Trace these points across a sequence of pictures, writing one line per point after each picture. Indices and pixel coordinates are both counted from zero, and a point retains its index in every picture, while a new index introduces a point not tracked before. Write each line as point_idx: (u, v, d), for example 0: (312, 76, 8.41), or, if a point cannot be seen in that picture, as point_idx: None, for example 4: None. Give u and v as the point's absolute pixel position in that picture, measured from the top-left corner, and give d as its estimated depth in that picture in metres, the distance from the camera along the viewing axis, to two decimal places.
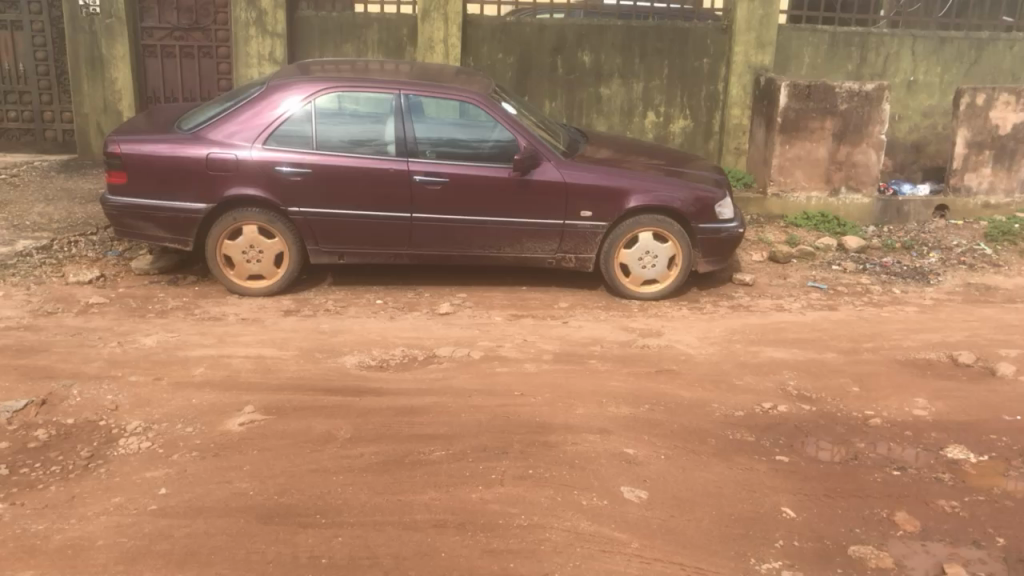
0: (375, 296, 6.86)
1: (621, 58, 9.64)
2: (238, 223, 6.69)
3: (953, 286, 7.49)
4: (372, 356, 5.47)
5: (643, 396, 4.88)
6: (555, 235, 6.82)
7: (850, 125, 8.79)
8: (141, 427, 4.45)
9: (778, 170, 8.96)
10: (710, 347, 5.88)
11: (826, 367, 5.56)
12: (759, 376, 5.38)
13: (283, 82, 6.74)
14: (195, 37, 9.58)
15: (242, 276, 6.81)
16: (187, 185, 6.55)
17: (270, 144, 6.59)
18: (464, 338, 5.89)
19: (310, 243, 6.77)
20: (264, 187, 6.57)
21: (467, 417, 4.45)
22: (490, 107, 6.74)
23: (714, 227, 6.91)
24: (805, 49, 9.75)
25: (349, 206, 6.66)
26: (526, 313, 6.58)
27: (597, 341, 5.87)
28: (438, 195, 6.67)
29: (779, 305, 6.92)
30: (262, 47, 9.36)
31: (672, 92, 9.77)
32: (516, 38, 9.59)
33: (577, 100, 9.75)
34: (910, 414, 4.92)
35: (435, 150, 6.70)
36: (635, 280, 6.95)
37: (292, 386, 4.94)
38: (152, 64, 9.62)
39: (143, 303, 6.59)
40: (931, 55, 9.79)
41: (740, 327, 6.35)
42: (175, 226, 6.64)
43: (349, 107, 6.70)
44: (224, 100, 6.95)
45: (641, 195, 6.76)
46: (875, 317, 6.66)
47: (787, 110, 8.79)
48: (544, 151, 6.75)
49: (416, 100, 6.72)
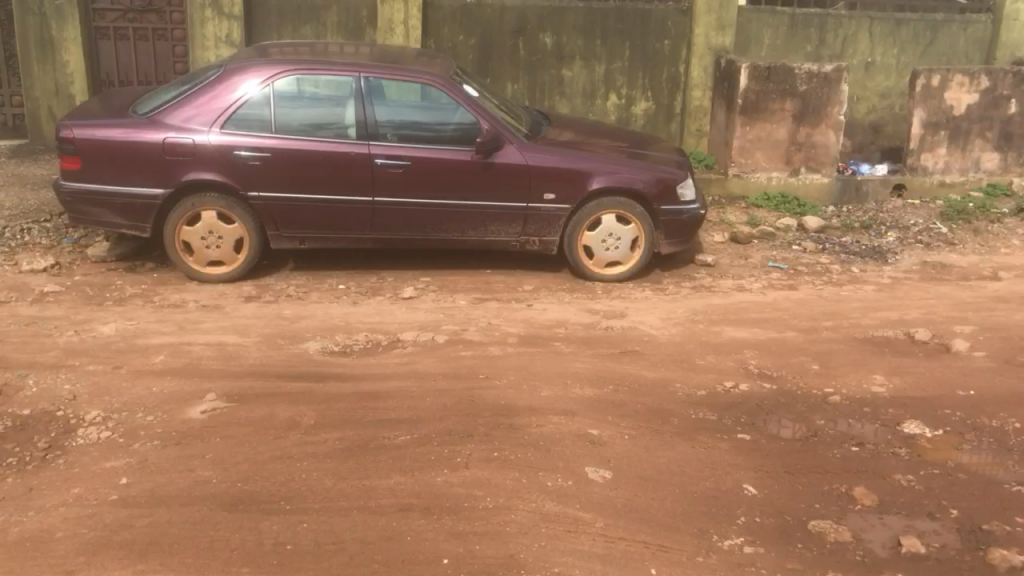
0: (338, 281, 6.81)
1: (583, 40, 9.63)
2: (196, 209, 6.59)
3: (910, 265, 7.62)
4: (335, 342, 5.44)
5: (608, 377, 4.91)
6: (519, 217, 6.82)
7: (809, 106, 8.89)
8: (100, 417, 4.39)
9: (739, 151, 9.02)
10: (673, 327, 5.93)
11: (786, 346, 5.64)
12: (721, 356, 5.44)
13: (240, 64, 6.64)
14: (149, 20, 9.39)
15: (202, 262, 6.71)
16: (143, 171, 6.44)
17: (228, 128, 6.50)
18: (428, 322, 5.88)
19: (271, 229, 6.70)
20: (222, 172, 6.48)
21: (432, 400, 4.45)
22: (452, 89, 6.70)
23: (676, 209, 6.94)
24: (765, 30, 9.81)
25: (311, 191, 6.60)
26: (490, 296, 6.58)
27: (561, 324, 5.89)
28: (400, 179, 6.63)
29: (741, 285, 6.99)
30: (218, 30, 9.21)
31: (634, 73, 9.78)
32: (477, 20, 9.53)
33: (539, 82, 9.72)
34: (868, 391, 5.01)
35: (397, 133, 6.65)
36: (598, 262, 6.99)
37: (254, 372, 4.89)
38: (105, 47, 9.41)
39: (101, 290, 6.48)
40: (888, 37, 9.91)
41: (703, 307, 6.41)
42: (132, 212, 6.53)
43: (308, 90, 6.61)
44: (180, 83, 6.83)
45: (603, 177, 6.78)
46: (834, 296, 6.76)
47: (747, 91, 8.86)
48: (507, 134, 6.74)
49: (376, 83, 6.65)
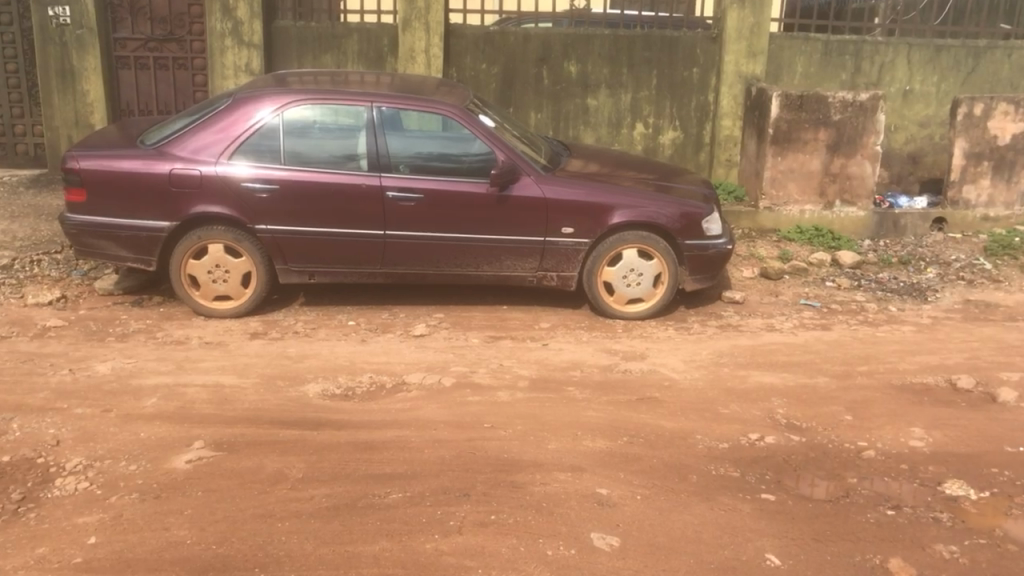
0: (347, 317, 6.56)
1: (609, 68, 9.38)
2: (203, 242, 6.40)
3: (952, 303, 7.20)
4: (338, 385, 5.19)
5: (623, 426, 4.59)
6: (536, 252, 6.53)
7: (844, 136, 8.53)
8: (81, 465, 4.15)
9: (770, 183, 8.69)
10: (696, 371, 5.58)
11: (817, 394, 5.27)
12: (746, 404, 5.09)
13: (252, 93, 6.46)
14: (170, 49, 9.32)
15: (209, 297, 6.51)
16: (150, 202, 6.28)
17: (236, 159, 6.31)
18: (437, 363, 5.59)
19: (279, 263, 6.48)
20: (230, 204, 6.29)
21: (430, 452, 4.16)
22: (468, 119, 6.46)
23: (701, 244, 6.61)
24: (798, 58, 9.49)
25: (320, 224, 6.38)
26: (504, 334, 6.29)
27: (577, 366, 5.57)
28: (413, 212, 6.39)
29: (770, 325, 6.63)
30: (238, 58, 9.10)
31: (661, 103, 9.49)
32: (500, 48, 9.32)
33: (563, 111, 9.47)
34: (906, 445, 4.62)
35: (410, 165, 6.41)
36: (619, 298, 6.65)
37: (247, 418, 4.63)
38: (126, 76, 9.36)
39: (104, 326, 6.30)
40: (928, 64, 9.52)
41: (729, 348, 6.05)
42: (138, 245, 6.36)
43: (321, 120, 6.41)
44: (191, 113, 6.67)
45: (625, 210, 6.48)
46: (870, 337, 6.36)
47: (779, 121, 8.54)
48: (524, 166, 6.47)
49: (391, 113, 6.44)
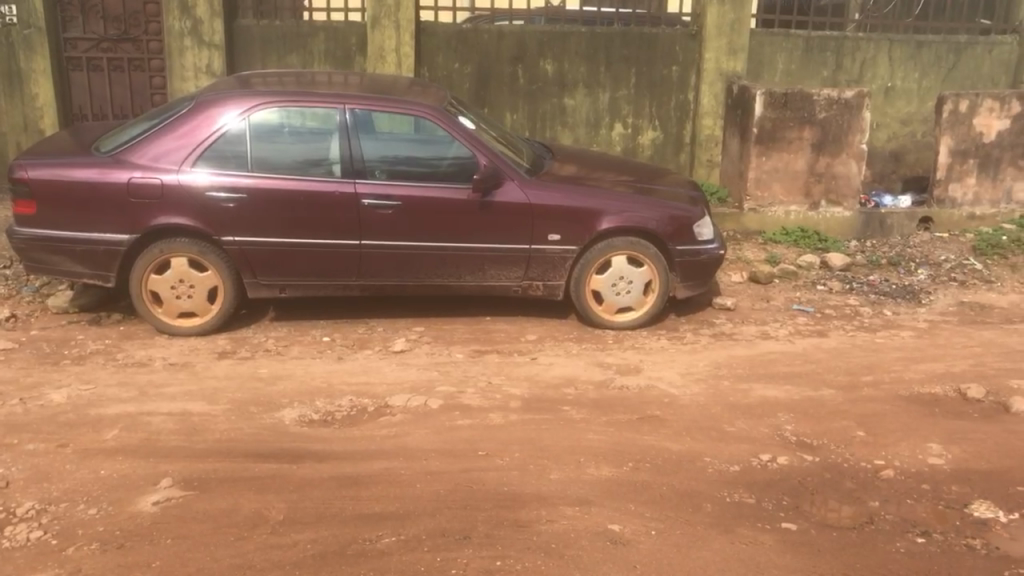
0: (322, 333, 6.18)
1: (586, 66, 9.08)
2: (165, 256, 5.97)
3: (947, 306, 7.00)
4: (316, 409, 4.83)
5: (627, 450, 4.28)
6: (521, 260, 6.20)
7: (829, 135, 8.32)
8: (34, 511, 3.74)
9: (754, 183, 8.44)
10: (695, 385, 5.29)
11: (825, 408, 5.01)
12: (752, 421, 4.82)
13: (216, 95, 6.05)
14: (125, 49, 8.82)
15: (172, 314, 6.08)
16: (107, 214, 5.84)
17: (200, 166, 5.89)
18: (421, 382, 5.24)
19: (248, 276, 6.08)
20: (194, 215, 5.87)
21: (423, 487, 3.83)
22: (447, 121, 6.12)
23: (693, 249, 6.33)
24: (779, 55, 9.26)
25: (291, 234, 5.99)
26: (489, 348, 5.96)
27: (570, 382, 5.25)
28: (391, 220, 6.03)
29: (765, 332, 6.37)
30: (198, 59, 8.65)
31: (640, 101, 9.21)
32: (473, 46, 8.98)
33: (540, 111, 9.15)
34: (925, 463, 4.37)
35: (386, 170, 6.04)
36: (609, 308, 6.35)
37: (219, 451, 4.25)
38: (78, 78, 8.84)
39: (59, 347, 5.85)
40: (909, 60, 9.35)
41: (727, 359, 5.78)
42: (95, 260, 5.92)
43: (290, 123, 6.02)
44: (149, 117, 6.23)
45: (613, 215, 6.18)
46: (869, 344, 6.13)
47: (763, 119, 8.29)
48: (507, 170, 6.14)
49: (364, 115, 6.06)
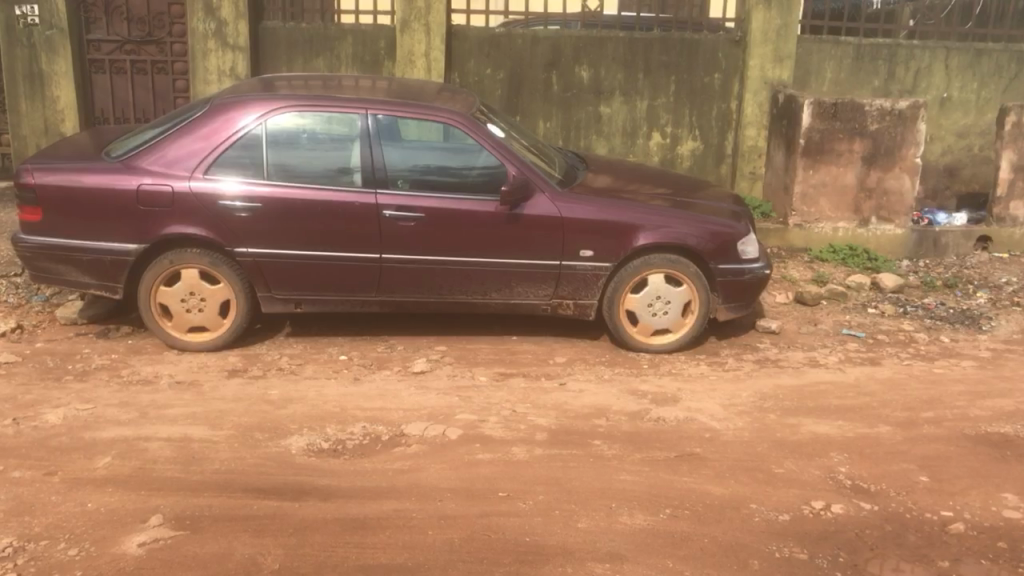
0: (338, 351, 5.83)
1: (623, 73, 8.68)
2: (175, 267, 5.66)
3: (1010, 333, 6.49)
4: (326, 438, 4.49)
5: (663, 494, 3.88)
6: (551, 277, 5.81)
7: (881, 147, 7.84)
8: (10, 548, 3.41)
9: (800, 198, 7.98)
10: (738, 419, 4.87)
11: (883, 447, 4.55)
12: (801, 461, 4.39)
13: (232, 98, 5.74)
14: (148, 52, 8.56)
15: (182, 328, 5.77)
16: (115, 222, 5.55)
17: (213, 173, 5.58)
18: (440, 408, 4.86)
19: (262, 290, 5.75)
20: (206, 224, 5.56)
21: (436, 536, 3.48)
22: (475, 128, 5.75)
23: (736, 268, 5.89)
24: (827, 63, 8.79)
25: (307, 246, 5.65)
26: (515, 371, 5.56)
27: (601, 412, 4.84)
28: (413, 233, 5.67)
29: (813, 359, 5.91)
30: (222, 62, 8.39)
31: (680, 110, 8.79)
32: (506, 52, 8.62)
33: (574, 119, 8.77)
34: (999, 517, 3.90)
35: (410, 179, 5.69)
36: (644, 329, 5.93)
37: (218, 484, 3.92)
38: (100, 81, 8.60)
39: (62, 362, 5.56)
40: (967, 70, 8.83)
41: (773, 389, 5.33)
42: (103, 270, 5.63)
43: (309, 129, 5.69)
44: (164, 120, 5.94)
45: (651, 231, 5.76)
46: (928, 374, 5.65)
47: (810, 130, 7.83)
48: (538, 181, 5.75)
49: (387, 121, 5.72)
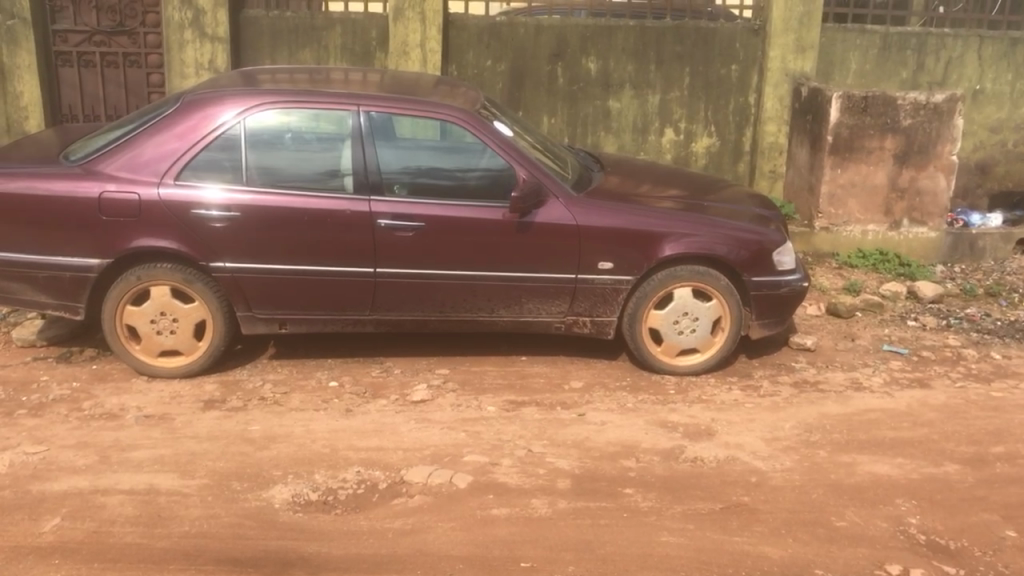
0: (328, 376, 5.20)
1: (633, 65, 8.06)
2: (143, 284, 5.03)
3: None
4: (316, 487, 3.87)
5: (714, 563, 3.33)
6: (565, 292, 5.20)
7: (914, 144, 7.25)
8: None
9: (827, 199, 7.38)
10: (785, 457, 4.27)
11: (956, 492, 3.97)
12: (866, 510, 3.81)
13: (207, 93, 5.10)
14: (120, 43, 7.90)
15: (152, 352, 5.14)
16: (75, 235, 4.91)
17: (186, 179, 4.95)
18: (446, 448, 4.25)
19: (242, 309, 5.13)
20: (177, 236, 4.93)
21: None
22: (480, 126, 5.13)
23: (771, 280, 5.30)
24: (852, 53, 8.20)
25: (293, 260, 5.03)
26: (527, 399, 4.94)
27: (629, 451, 4.24)
28: (411, 244, 5.05)
29: (855, 381, 5.31)
30: (200, 54, 7.75)
31: (695, 104, 8.18)
32: (508, 42, 8.00)
33: (581, 115, 8.15)
34: None
35: (407, 183, 5.06)
36: (669, 349, 5.33)
37: (188, 554, 3.31)
38: (68, 74, 7.93)
39: (16, 392, 4.92)
40: (1001, 60, 8.24)
41: (818, 419, 4.73)
42: (61, 288, 4.99)
43: (294, 128, 5.06)
44: (130, 119, 5.30)
45: (677, 240, 5.16)
46: (987, 400, 5.06)
47: (839, 126, 7.22)
48: (550, 185, 5.14)
49: (381, 118, 5.08)
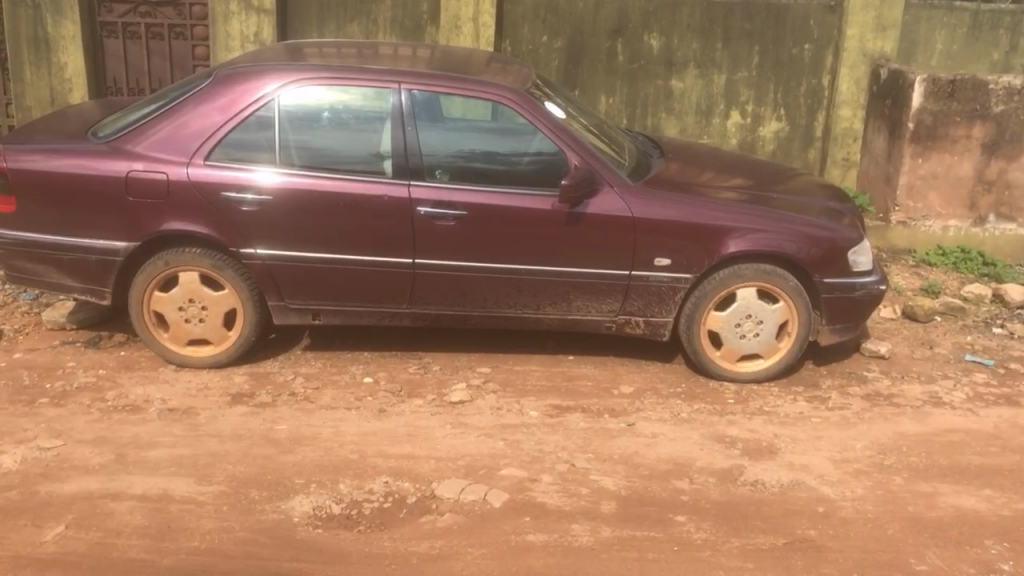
0: (362, 371, 4.91)
1: (699, 42, 7.57)
2: (171, 270, 4.78)
3: None
4: (340, 499, 3.58)
5: None
6: (617, 290, 4.81)
7: (1005, 133, 6.65)
8: None
9: (906, 191, 6.83)
10: (857, 483, 3.85)
11: None
12: (949, 552, 3.38)
13: (241, 68, 4.80)
14: (165, 14, 7.67)
15: (180, 341, 4.91)
16: (102, 216, 4.68)
17: (218, 159, 4.67)
18: (482, 459, 3.93)
19: (273, 298, 4.85)
20: (207, 220, 4.66)
21: None
22: (530, 107, 4.74)
23: (845, 283, 4.84)
24: (938, 33, 7.59)
25: (327, 247, 4.74)
26: (573, 404, 4.58)
27: (681, 471, 3.86)
28: (453, 234, 4.71)
29: (935, 396, 4.83)
30: (245, 27, 7.49)
31: (763, 86, 7.67)
32: (566, 17, 7.56)
33: (640, 96, 7.70)
34: None
35: (450, 168, 4.71)
36: (729, 354, 4.92)
37: None
38: (112, 46, 7.73)
39: (41, 379, 4.73)
40: None
41: (894, 438, 4.28)
42: (88, 272, 4.78)
43: (331, 106, 4.73)
44: (163, 94, 5.03)
45: (742, 237, 4.73)
46: None
47: (922, 112, 6.65)
48: (604, 172, 4.74)
49: (424, 98, 4.73)
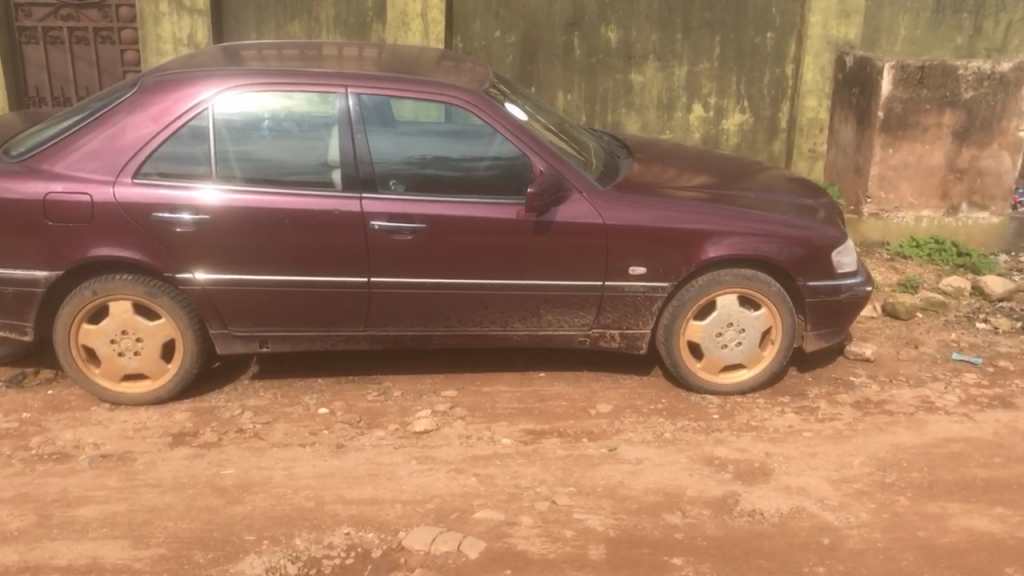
0: (316, 401, 4.50)
1: (658, 33, 7.27)
2: (100, 299, 4.33)
3: None
4: (298, 558, 3.20)
5: None
6: (590, 302, 4.48)
7: (977, 119, 6.46)
8: None
9: (877, 182, 6.59)
10: (860, 506, 3.57)
11: None
12: None
13: (169, 74, 4.35)
14: (89, 17, 7.13)
15: (114, 377, 4.45)
16: (18, 244, 4.20)
17: (147, 176, 4.23)
18: (454, 500, 3.57)
19: (215, 326, 4.42)
20: (137, 244, 4.22)
21: None
22: (489, 109, 4.37)
23: (830, 285, 4.56)
24: (901, 17, 7.37)
25: (272, 269, 4.32)
26: (548, 429, 4.23)
27: (672, 503, 3.55)
28: (410, 249, 4.32)
29: (927, 401, 4.58)
30: (177, 28, 6.99)
31: (726, 77, 7.39)
32: (519, 10, 7.19)
33: (599, 91, 7.37)
34: None
35: (404, 178, 4.32)
36: (711, 365, 4.60)
37: None
38: (31, 53, 7.16)
39: None
40: None
41: (892, 452, 4.01)
42: (6, 306, 4.30)
43: (270, 114, 4.30)
44: (83, 105, 4.55)
45: (720, 241, 4.42)
46: None
47: (892, 100, 6.42)
48: (572, 177, 4.39)
49: (373, 102, 4.33)
